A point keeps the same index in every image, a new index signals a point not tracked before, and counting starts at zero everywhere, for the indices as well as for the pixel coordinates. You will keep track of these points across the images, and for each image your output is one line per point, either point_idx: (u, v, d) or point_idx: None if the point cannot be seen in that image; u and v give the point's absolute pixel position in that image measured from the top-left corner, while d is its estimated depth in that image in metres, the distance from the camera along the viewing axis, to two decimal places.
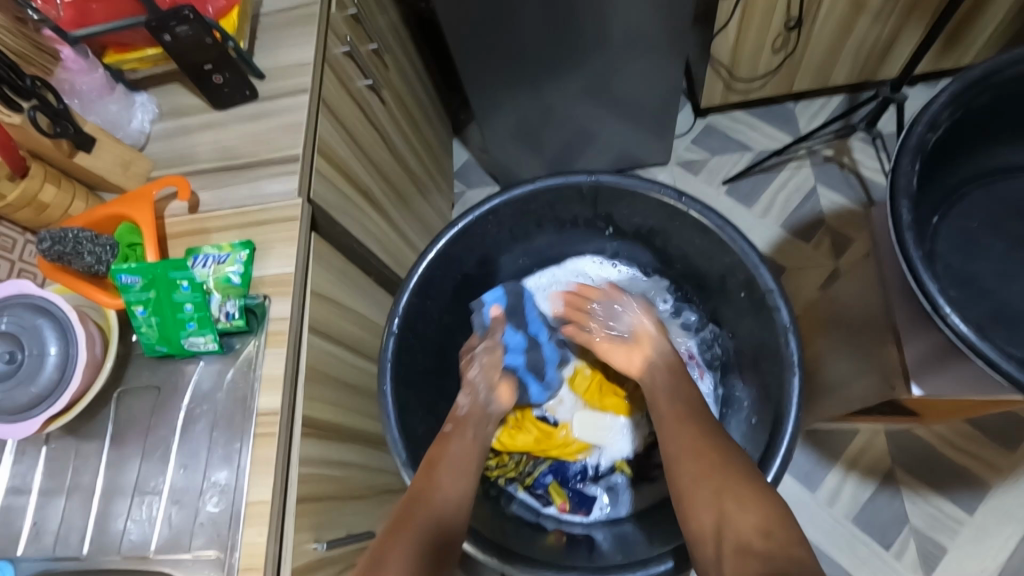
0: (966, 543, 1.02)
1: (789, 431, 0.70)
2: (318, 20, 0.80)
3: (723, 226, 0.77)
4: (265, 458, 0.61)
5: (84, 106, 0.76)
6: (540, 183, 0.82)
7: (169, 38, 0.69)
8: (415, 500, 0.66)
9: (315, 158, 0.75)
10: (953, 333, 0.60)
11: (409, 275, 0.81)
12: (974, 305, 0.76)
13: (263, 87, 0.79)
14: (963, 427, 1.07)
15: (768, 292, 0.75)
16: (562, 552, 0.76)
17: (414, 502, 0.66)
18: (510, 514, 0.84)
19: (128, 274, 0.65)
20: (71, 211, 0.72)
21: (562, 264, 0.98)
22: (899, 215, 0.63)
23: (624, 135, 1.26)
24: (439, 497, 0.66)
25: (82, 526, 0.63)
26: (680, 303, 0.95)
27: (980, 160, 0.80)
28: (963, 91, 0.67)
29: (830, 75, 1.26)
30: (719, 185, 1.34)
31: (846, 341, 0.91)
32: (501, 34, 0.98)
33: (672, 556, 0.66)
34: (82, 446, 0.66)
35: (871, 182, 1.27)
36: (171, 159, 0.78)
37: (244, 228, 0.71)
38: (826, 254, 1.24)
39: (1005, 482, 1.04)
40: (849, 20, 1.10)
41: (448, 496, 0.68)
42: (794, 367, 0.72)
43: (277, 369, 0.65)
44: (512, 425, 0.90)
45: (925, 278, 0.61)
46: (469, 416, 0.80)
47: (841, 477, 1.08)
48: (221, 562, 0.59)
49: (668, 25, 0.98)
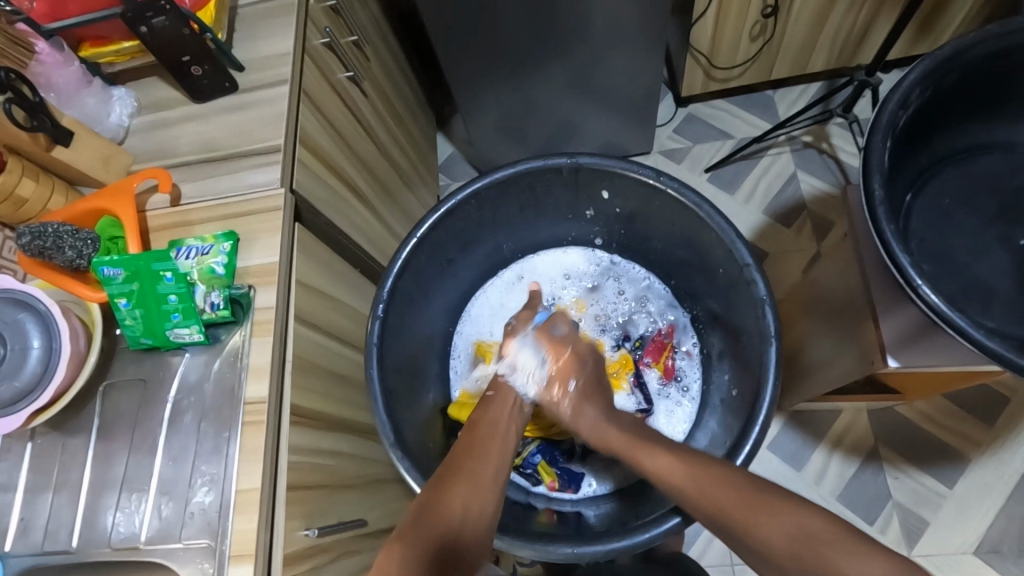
0: (947, 516, 1.04)
1: (767, 402, 0.71)
2: (297, 12, 0.80)
3: (700, 205, 0.78)
4: (255, 446, 0.62)
5: (61, 99, 0.75)
6: (521, 166, 0.83)
7: (146, 30, 0.68)
8: (459, 459, 0.67)
9: (297, 148, 0.76)
10: (924, 304, 0.62)
11: (394, 261, 0.81)
12: (949, 280, 0.78)
13: (243, 79, 0.78)
14: (942, 402, 1.10)
15: (745, 267, 0.76)
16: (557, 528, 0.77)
17: (458, 460, 0.67)
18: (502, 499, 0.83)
19: (110, 266, 0.64)
20: (51, 206, 0.71)
21: (536, 253, 1.00)
22: (872, 191, 0.65)
23: (607, 124, 1.27)
24: (477, 455, 0.68)
25: (71, 521, 0.63)
26: (651, 283, 0.97)
27: (951, 139, 0.82)
28: (931, 70, 0.69)
29: (808, 61, 1.28)
30: (701, 172, 1.35)
31: (827, 320, 0.93)
32: (481, 26, 0.99)
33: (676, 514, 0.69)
34: (68, 441, 0.66)
35: (848, 167, 1.30)
36: (152, 152, 0.78)
37: (227, 219, 0.71)
38: (808, 238, 1.26)
39: (984, 455, 1.06)
40: (824, 7, 1.12)
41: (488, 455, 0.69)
42: (772, 337, 0.74)
43: (265, 359, 0.65)
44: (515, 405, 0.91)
45: (897, 250, 0.63)
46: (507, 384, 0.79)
47: (827, 455, 1.10)
48: (212, 550, 0.59)
49: (647, 13, 0.99)
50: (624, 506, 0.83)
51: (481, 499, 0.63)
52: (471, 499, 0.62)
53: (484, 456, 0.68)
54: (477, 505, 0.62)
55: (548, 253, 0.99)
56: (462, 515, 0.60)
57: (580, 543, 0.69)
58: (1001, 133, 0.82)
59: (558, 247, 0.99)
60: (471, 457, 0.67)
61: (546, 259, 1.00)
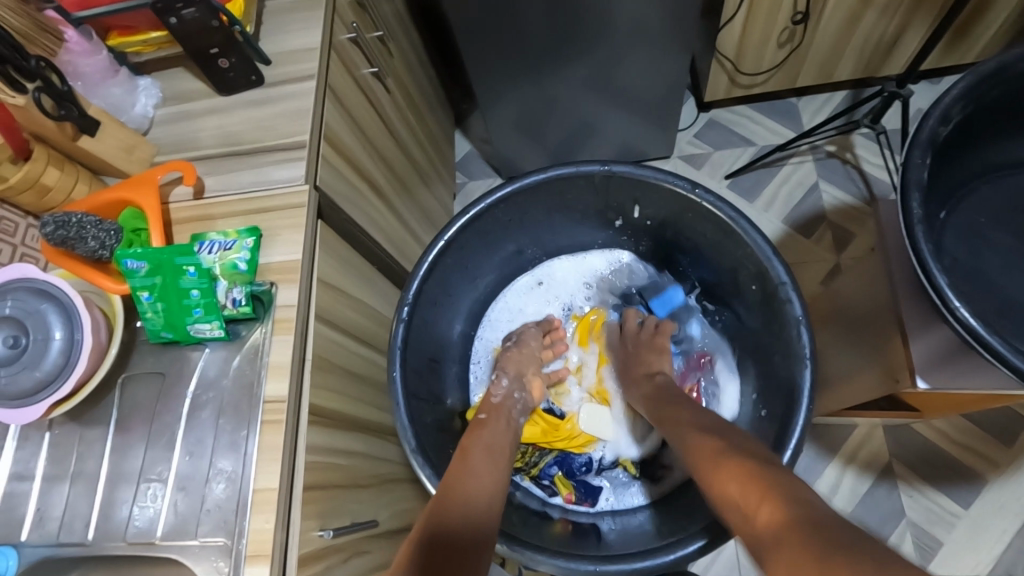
0: (961, 537, 1.03)
1: (801, 424, 0.70)
2: (324, 5, 0.79)
3: (736, 218, 0.77)
4: (273, 444, 0.61)
5: (87, 88, 0.75)
6: (552, 172, 0.82)
7: (175, 21, 0.67)
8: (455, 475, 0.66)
9: (322, 144, 0.75)
10: (961, 327, 0.60)
11: (420, 264, 0.80)
12: (982, 300, 0.76)
13: (269, 73, 0.78)
14: (959, 421, 1.09)
15: (780, 285, 0.75)
16: (571, 542, 0.76)
17: (454, 477, 0.66)
18: (517, 503, 0.82)
19: (133, 259, 0.64)
20: (74, 195, 0.71)
21: (558, 257, 1.00)
22: (910, 208, 0.63)
23: (628, 127, 1.26)
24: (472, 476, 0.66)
25: (87, 512, 0.63)
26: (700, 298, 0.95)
27: (989, 156, 0.80)
28: (973, 86, 0.67)
29: (836, 70, 1.26)
30: (721, 179, 1.34)
31: (849, 335, 0.91)
32: (509, 25, 0.98)
33: (704, 536, 0.68)
34: (85, 432, 0.66)
35: (873, 178, 1.27)
36: (173, 144, 0.77)
37: (250, 214, 0.71)
38: (828, 248, 1.24)
39: (1001, 476, 1.05)
40: (856, 16, 1.10)
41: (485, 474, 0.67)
42: (806, 360, 0.72)
43: (284, 357, 0.64)
44: (546, 429, 0.89)
45: (936, 270, 0.61)
46: (502, 404, 0.80)
47: (840, 470, 1.09)
48: (228, 549, 0.59)
49: (677, 17, 0.98)
50: (644, 525, 0.82)
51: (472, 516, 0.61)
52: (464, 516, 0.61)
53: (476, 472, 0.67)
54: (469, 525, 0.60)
55: (568, 258, 1.00)
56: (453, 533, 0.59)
57: (603, 561, 0.69)
58: None
59: (577, 254, 1.00)
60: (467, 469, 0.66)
61: (567, 265, 1.00)
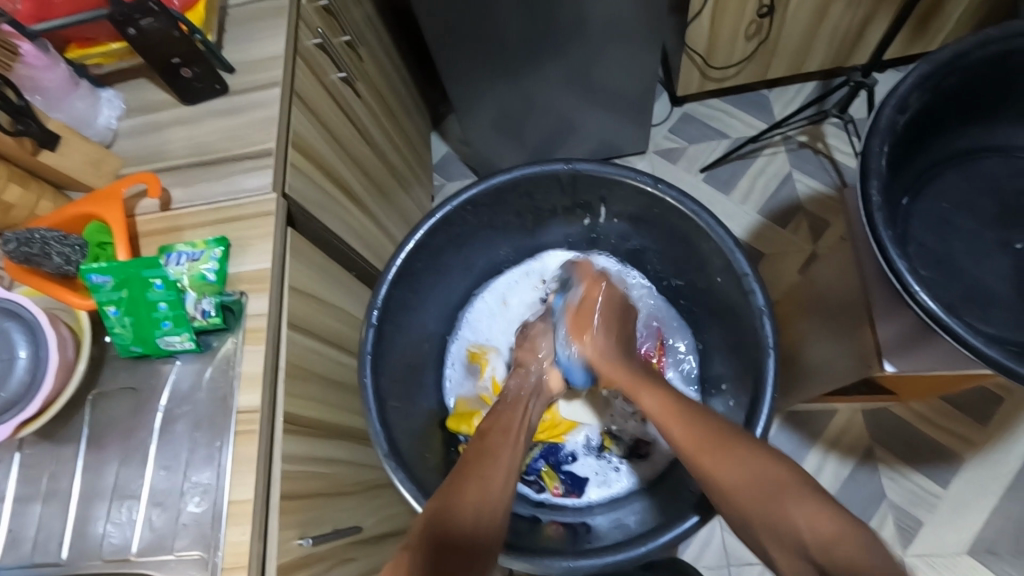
0: (941, 516, 1.05)
1: (765, 413, 0.71)
2: (289, 12, 0.79)
3: (699, 212, 0.78)
4: (248, 455, 0.61)
5: (48, 103, 0.73)
6: (519, 172, 0.82)
7: (134, 32, 0.67)
8: (472, 463, 0.64)
9: (290, 152, 0.74)
10: (922, 310, 0.61)
11: (388, 268, 0.80)
12: (946, 285, 0.77)
13: (234, 82, 0.77)
14: (937, 403, 1.11)
15: (743, 277, 0.76)
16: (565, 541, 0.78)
17: (471, 464, 0.64)
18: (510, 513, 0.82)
19: (99, 273, 0.63)
20: (39, 211, 0.70)
21: (556, 251, 0.98)
22: (870, 195, 0.64)
23: (603, 124, 1.26)
24: (492, 463, 0.64)
25: (61, 532, 0.62)
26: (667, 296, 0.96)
27: (950, 142, 0.82)
28: (929, 74, 0.69)
29: (805, 61, 1.27)
30: (697, 172, 1.35)
31: (824, 322, 0.92)
32: (477, 26, 0.98)
33: (697, 510, 0.69)
34: (57, 451, 0.65)
35: (844, 167, 1.29)
36: (141, 155, 0.76)
37: (219, 224, 0.70)
38: (804, 237, 1.26)
39: (978, 455, 1.07)
40: (820, 8, 1.12)
41: (503, 461, 0.65)
42: (770, 349, 0.73)
43: (257, 367, 0.64)
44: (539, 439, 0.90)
45: (895, 256, 0.62)
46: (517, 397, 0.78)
47: (822, 455, 1.10)
48: (205, 562, 0.58)
49: (645, 13, 0.99)
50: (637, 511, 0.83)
51: (488, 504, 0.60)
52: (481, 504, 0.59)
53: (496, 460, 0.65)
54: (484, 515, 0.59)
55: (562, 254, 0.98)
56: (471, 528, 0.57)
57: (577, 557, 0.69)
58: (998, 136, 0.82)
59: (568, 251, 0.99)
60: (481, 466, 0.63)
61: (559, 261, 0.98)
